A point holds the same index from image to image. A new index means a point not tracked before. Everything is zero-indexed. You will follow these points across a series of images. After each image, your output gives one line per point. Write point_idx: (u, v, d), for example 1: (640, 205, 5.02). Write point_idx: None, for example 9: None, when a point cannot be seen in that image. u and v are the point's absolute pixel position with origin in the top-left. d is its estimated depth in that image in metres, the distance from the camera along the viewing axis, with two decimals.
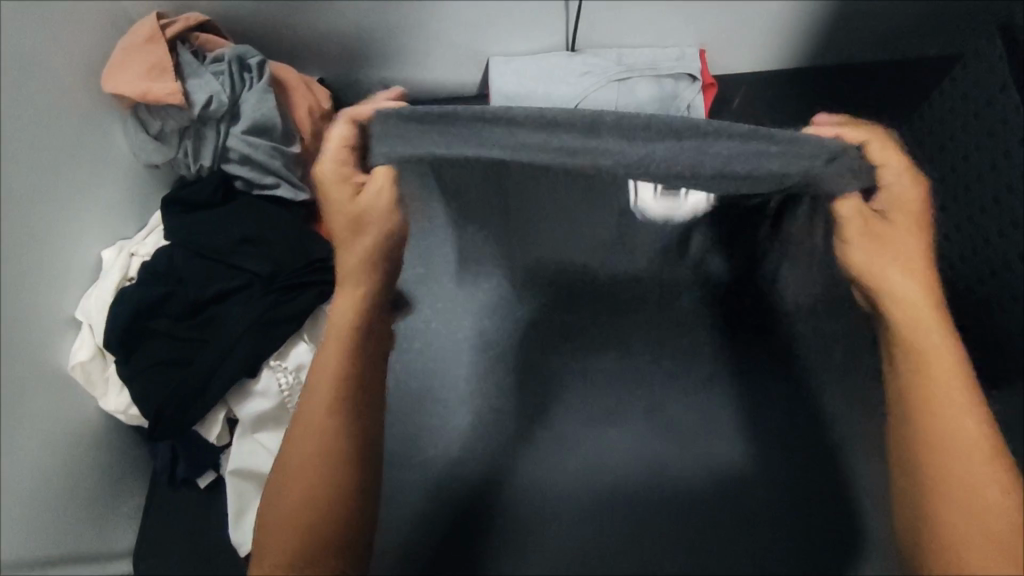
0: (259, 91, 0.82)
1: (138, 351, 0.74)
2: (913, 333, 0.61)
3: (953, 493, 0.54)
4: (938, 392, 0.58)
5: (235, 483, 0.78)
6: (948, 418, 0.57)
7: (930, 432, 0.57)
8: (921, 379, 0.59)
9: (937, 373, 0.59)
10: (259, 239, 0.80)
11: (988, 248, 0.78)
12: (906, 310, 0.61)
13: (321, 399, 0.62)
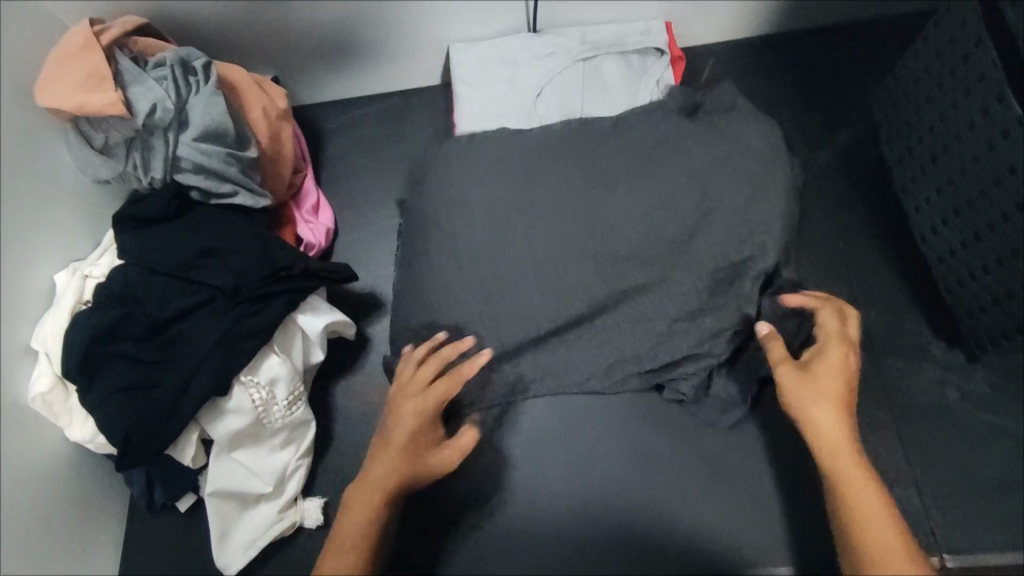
0: (207, 96, 0.78)
1: (100, 377, 0.70)
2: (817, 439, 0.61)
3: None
4: (865, 510, 0.57)
5: (216, 504, 0.75)
6: (881, 534, 0.56)
7: (867, 531, 0.57)
8: (847, 502, 0.58)
9: (860, 491, 0.58)
10: (219, 250, 0.76)
11: (968, 213, 0.73)
12: (827, 432, 0.60)
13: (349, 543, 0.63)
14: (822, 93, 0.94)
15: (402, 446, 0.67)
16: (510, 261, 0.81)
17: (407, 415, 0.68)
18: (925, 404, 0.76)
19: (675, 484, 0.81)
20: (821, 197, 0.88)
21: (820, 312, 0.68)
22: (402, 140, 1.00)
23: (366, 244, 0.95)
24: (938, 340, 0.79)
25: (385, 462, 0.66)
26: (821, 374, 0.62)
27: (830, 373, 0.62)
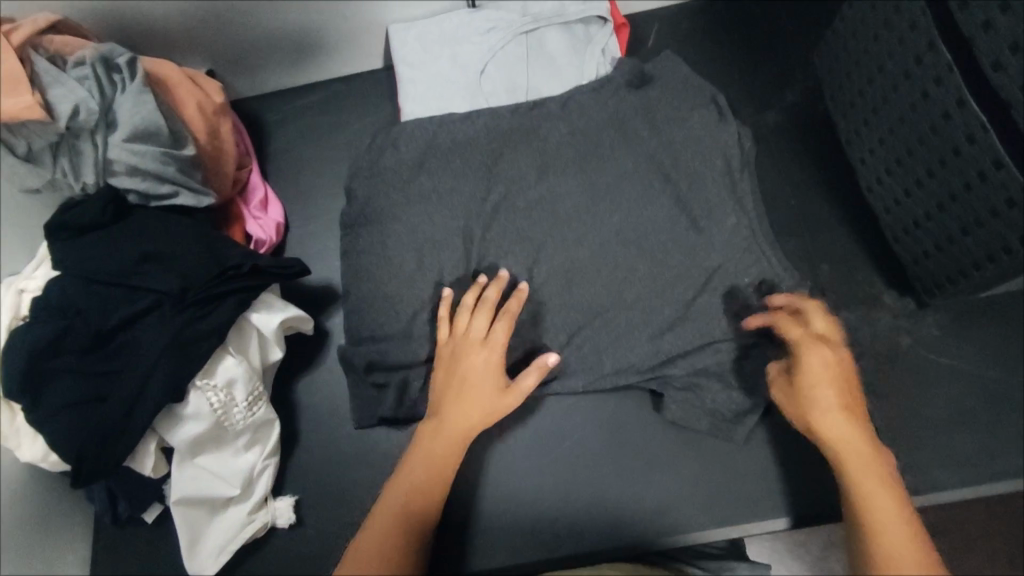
0: (134, 95, 0.75)
1: (46, 394, 0.68)
2: (813, 413, 0.62)
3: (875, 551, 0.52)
4: (865, 492, 0.55)
5: (183, 512, 0.74)
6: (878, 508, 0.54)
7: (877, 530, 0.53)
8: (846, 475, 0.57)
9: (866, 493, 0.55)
10: (162, 253, 0.73)
11: (911, 159, 0.74)
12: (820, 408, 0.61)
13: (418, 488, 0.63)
14: (766, 52, 0.94)
15: (473, 391, 0.69)
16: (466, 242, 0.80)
17: (475, 364, 0.70)
18: (879, 351, 0.78)
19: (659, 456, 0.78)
20: (770, 155, 0.88)
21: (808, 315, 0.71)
22: (348, 127, 0.97)
23: (319, 235, 0.92)
24: (889, 289, 0.81)
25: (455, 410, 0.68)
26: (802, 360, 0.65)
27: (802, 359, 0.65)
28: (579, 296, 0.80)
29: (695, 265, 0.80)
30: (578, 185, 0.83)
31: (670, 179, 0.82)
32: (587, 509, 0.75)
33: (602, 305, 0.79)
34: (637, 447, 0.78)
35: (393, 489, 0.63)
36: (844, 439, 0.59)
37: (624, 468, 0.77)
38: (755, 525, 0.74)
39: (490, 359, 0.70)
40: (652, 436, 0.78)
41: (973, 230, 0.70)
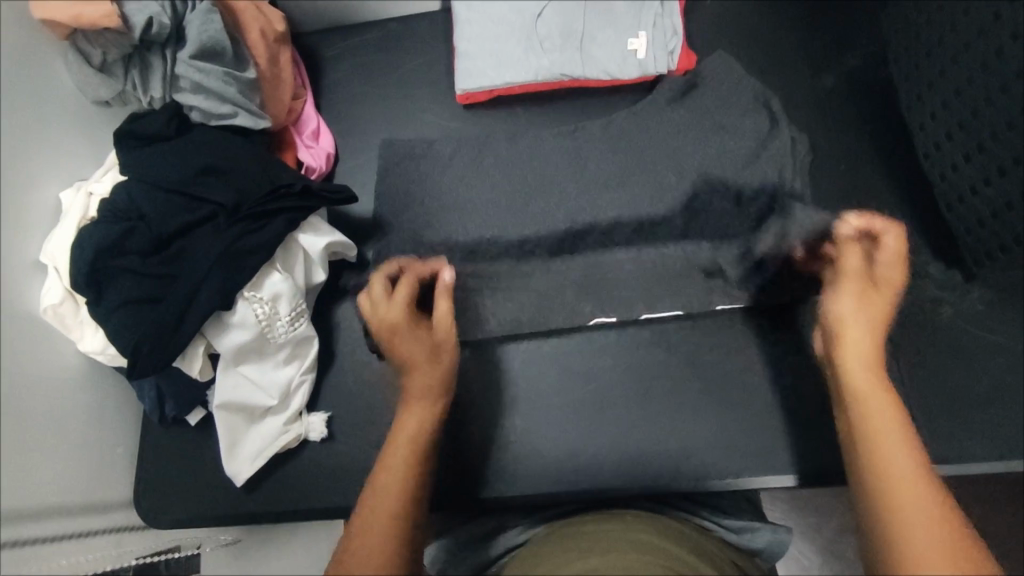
0: (204, 13, 0.78)
1: (107, 291, 0.72)
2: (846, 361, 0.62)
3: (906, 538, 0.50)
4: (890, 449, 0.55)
5: (224, 416, 0.78)
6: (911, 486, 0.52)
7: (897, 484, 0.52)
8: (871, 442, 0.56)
9: (888, 443, 0.55)
10: (221, 169, 0.77)
11: (973, 123, 0.72)
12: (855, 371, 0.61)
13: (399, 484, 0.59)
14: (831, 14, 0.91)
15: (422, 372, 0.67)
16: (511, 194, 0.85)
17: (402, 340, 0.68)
18: (921, 321, 0.76)
19: (687, 407, 0.77)
20: (827, 119, 0.86)
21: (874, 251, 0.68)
22: (402, 65, 0.98)
23: (366, 170, 0.94)
24: (935, 260, 0.78)
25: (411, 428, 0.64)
26: (862, 330, 0.63)
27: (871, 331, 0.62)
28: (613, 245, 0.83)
29: (732, 223, 0.82)
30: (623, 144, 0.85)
31: None
32: (609, 448, 0.77)
33: (633, 255, 0.83)
34: (664, 396, 0.78)
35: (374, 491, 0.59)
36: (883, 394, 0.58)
37: (649, 415, 0.78)
38: (774, 481, 0.74)
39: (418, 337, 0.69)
40: (680, 386, 0.78)
41: (1017, 206, 0.69)
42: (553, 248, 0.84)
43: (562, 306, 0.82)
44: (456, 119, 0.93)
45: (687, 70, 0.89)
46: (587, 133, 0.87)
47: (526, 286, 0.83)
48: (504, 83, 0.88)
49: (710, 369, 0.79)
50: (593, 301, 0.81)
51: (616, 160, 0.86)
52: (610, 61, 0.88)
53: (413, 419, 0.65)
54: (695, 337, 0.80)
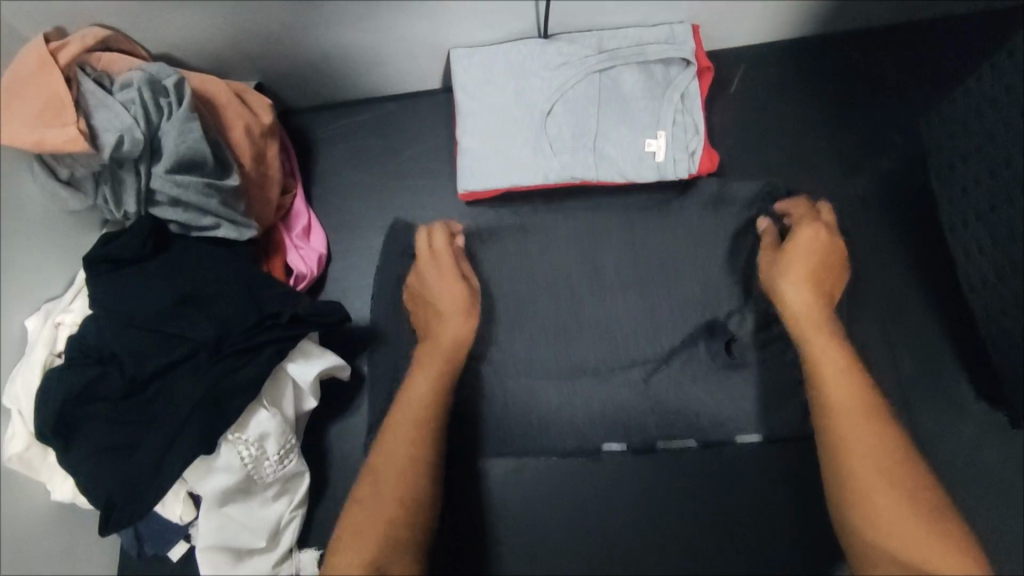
0: (181, 121, 0.71)
1: (77, 439, 0.66)
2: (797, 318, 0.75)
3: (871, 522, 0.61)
4: (847, 418, 0.67)
5: (209, 561, 0.72)
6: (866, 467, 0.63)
7: (851, 443, 0.65)
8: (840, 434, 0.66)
9: (846, 405, 0.67)
10: (199, 297, 0.70)
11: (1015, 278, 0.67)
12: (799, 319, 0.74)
13: (405, 445, 0.72)
14: (864, 108, 0.84)
15: (458, 324, 0.79)
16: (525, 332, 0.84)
17: (442, 297, 0.79)
18: (952, 465, 0.73)
19: None
20: (856, 231, 0.81)
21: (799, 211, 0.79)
22: (400, 155, 0.91)
23: (361, 270, 0.88)
24: (974, 397, 0.74)
25: (417, 391, 0.76)
26: (789, 293, 0.74)
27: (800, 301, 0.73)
28: (633, 360, 0.82)
29: (757, 329, 0.82)
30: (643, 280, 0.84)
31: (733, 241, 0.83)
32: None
33: (657, 371, 0.82)
34: (664, 528, 0.79)
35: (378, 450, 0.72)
36: (837, 352, 0.71)
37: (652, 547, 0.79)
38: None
39: (457, 300, 0.79)
40: (684, 516, 0.79)
41: None
42: (570, 359, 0.83)
43: (575, 416, 0.81)
44: (459, 217, 0.88)
45: (709, 171, 0.82)
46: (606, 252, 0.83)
47: (538, 394, 0.82)
48: (509, 186, 0.81)
49: (715, 501, 0.80)
50: (609, 419, 0.81)
51: (637, 267, 0.85)
52: (626, 162, 0.80)
53: (422, 379, 0.77)
54: (709, 452, 0.80)
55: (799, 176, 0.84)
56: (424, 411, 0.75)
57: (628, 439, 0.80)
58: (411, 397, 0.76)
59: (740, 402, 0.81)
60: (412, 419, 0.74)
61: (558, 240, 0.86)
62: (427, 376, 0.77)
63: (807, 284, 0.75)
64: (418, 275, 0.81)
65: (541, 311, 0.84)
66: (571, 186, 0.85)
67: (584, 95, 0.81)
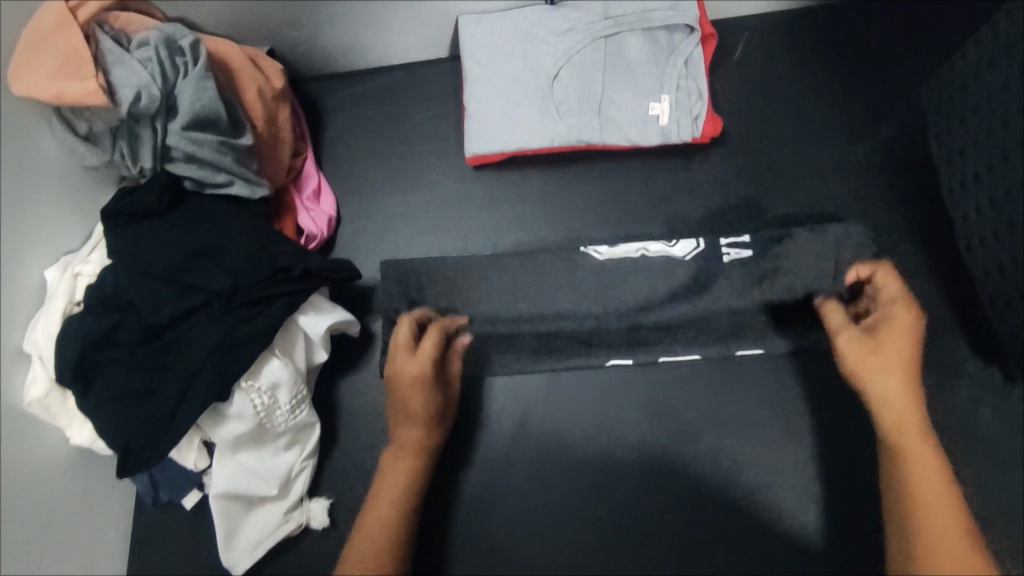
0: (196, 80, 0.72)
1: (96, 383, 0.68)
2: (880, 401, 0.67)
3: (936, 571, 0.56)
4: (924, 492, 0.61)
5: (222, 506, 0.74)
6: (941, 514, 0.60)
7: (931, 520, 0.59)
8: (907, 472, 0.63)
9: (926, 483, 0.62)
10: (213, 249, 0.72)
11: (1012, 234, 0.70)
12: (883, 397, 0.67)
13: (386, 518, 0.70)
14: (865, 75, 0.86)
15: (427, 403, 0.74)
16: (529, 282, 0.82)
17: (411, 390, 0.73)
18: (951, 422, 0.74)
19: None
20: (856, 196, 0.83)
21: (878, 276, 0.74)
22: (408, 120, 0.92)
23: (369, 232, 0.89)
24: (973, 356, 0.75)
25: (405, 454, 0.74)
26: (879, 376, 0.67)
27: (893, 376, 0.66)
28: (639, 271, 0.82)
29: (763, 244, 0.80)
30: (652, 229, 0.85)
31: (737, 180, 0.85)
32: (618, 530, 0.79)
33: (664, 289, 0.81)
34: (668, 484, 0.80)
35: (364, 528, 0.69)
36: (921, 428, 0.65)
37: (656, 504, 0.80)
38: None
39: (427, 412, 0.74)
40: (688, 472, 0.80)
41: None
42: (575, 277, 0.83)
43: (578, 328, 0.82)
44: (466, 182, 0.89)
45: (711, 135, 0.84)
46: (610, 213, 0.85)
47: (544, 315, 0.82)
48: (516, 149, 0.83)
49: (719, 458, 0.81)
50: (613, 335, 0.82)
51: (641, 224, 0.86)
52: (630, 126, 0.82)
53: (401, 466, 0.73)
54: (708, 382, 0.83)
55: (801, 142, 0.85)
56: (408, 514, 0.71)
57: (632, 354, 0.82)
58: (403, 457, 0.73)
59: (740, 316, 0.81)
60: (391, 509, 0.70)
61: (564, 205, 0.87)
62: (402, 471, 0.73)
63: (901, 374, 0.66)
64: (391, 369, 0.73)
65: (547, 244, 0.86)
66: (577, 151, 0.87)
67: (590, 61, 0.83)
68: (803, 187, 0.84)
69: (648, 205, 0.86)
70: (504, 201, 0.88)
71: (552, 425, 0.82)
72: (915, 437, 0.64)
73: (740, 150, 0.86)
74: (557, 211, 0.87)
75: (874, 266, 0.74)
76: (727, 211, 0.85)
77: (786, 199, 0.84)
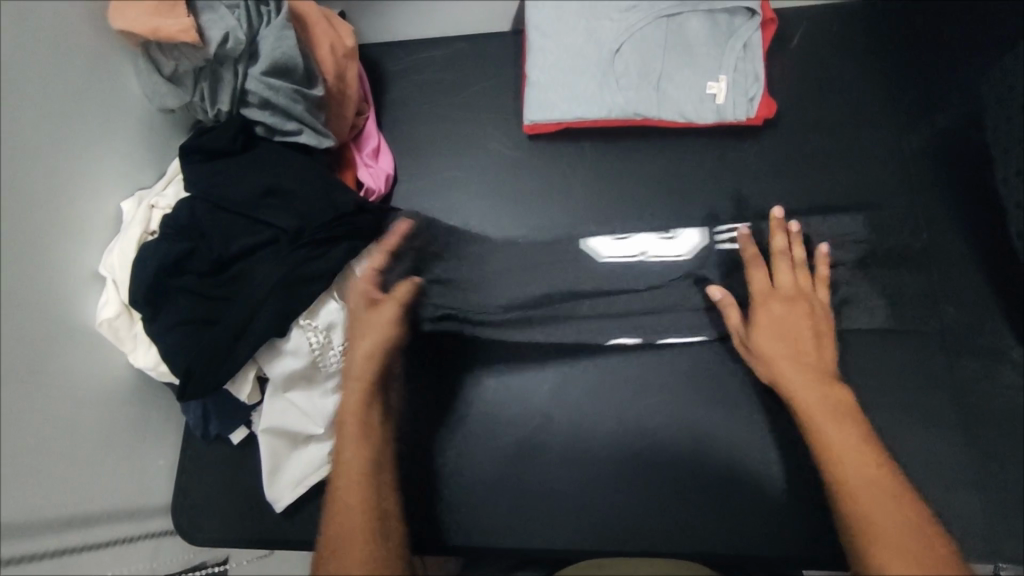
0: (278, 29, 0.76)
1: (165, 309, 0.71)
2: (782, 379, 0.71)
3: (859, 502, 0.59)
4: (846, 451, 0.63)
5: (268, 441, 0.77)
6: (856, 453, 0.63)
7: (854, 484, 0.61)
8: (827, 444, 0.64)
9: (845, 446, 0.63)
10: (283, 191, 0.75)
11: None
12: (789, 381, 0.70)
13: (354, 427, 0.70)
14: (920, 70, 0.88)
15: (370, 319, 0.75)
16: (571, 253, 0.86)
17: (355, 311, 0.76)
18: (994, 407, 0.75)
19: (740, 466, 0.76)
20: (908, 184, 0.84)
21: (750, 271, 0.80)
22: (468, 87, 0.95)
23: (424, 193, 0.91)
24: (1016, 344, 0.77)
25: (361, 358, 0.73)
26: (780, 365, 0.72)
27: (788, 361, 0.71)
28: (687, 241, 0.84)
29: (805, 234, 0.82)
30: (704, 205, 0.86)
31: (791, 163, 0.86)
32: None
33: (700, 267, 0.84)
34: (717, 461, 0.76)
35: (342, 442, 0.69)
36: (828, 396, 0.68)
37: (706, 482, 0.76)
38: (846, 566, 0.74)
39: (375, 325, 0.75)
40: (742, 452, 0.76)
41: None
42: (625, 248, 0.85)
43: (619, 295, 0.84)
44: (522, 149, 0.91)
45: (766, 117, 0.86)
46: (661, 188, 0.87)
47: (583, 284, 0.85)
48: (574, 119, 0.85)
49: (773, 441, 0.76)
50: (652, 306, 0.83)
51: (692, 201, 0.86)
52: (687, 104, 0.84)
53: (353, 396, 0.71)
54: None
55: (854, 130, 0.86)
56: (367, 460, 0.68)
57: (675, 325, 0.82)
58: (354, 361, 0.73)
59: None
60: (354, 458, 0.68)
61: (617, 176, 0.88)
62: (353, 403, 0.71)
63: (793, 357, 0.72)
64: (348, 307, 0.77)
65: (599, 213, 0.87)
66: (632, 126, 0.89)
67: (651, 38, 0.85)
68: (856, 173, 0.85)
69: (702, 181, 0.87)
70: (556, 169, 0.90)
71: (591, 390, 0.80)
72: (822, 404, 0.67)
73: (794, 134, 0.87)
74: (609, 182, 0.88)
75: (749, 257, 0.80)
76: (777, 193, 0.85)
77: (839, 183, 0.85)
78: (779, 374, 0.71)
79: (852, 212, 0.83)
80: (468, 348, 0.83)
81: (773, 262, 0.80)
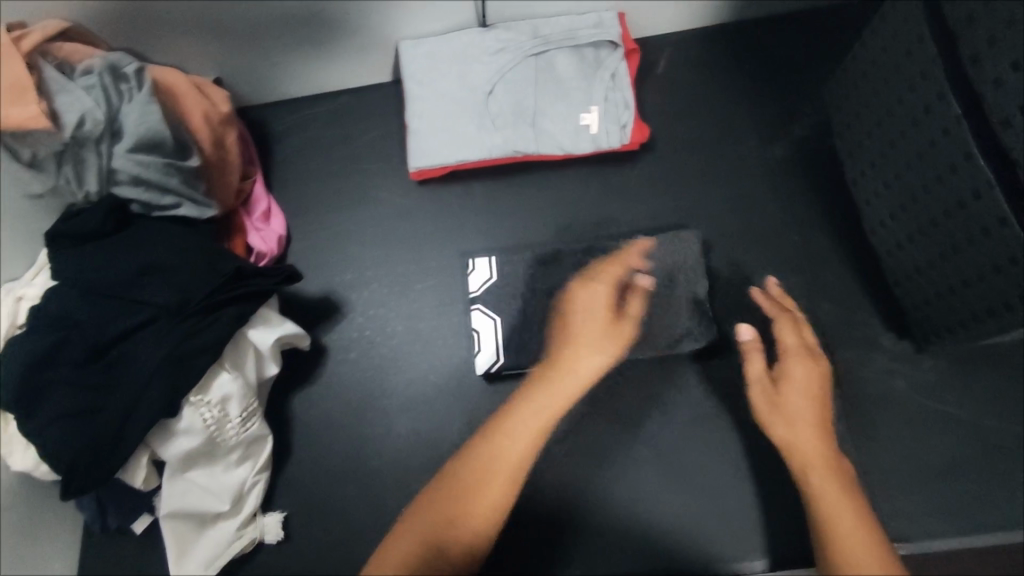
0: (140, 103, 0.74)
1: (39, 407, 0.67)
2: (786, 427, 0.67)
3: (837, 549, 0.52)
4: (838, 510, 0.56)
5: (172, 526, 0.74)
6: (842, 506, 0.56)
7: (846, 540, 0.53)
8: (822, 505, 0.57)
9: (837, 503, 0.57)
10: (161, 266, 0.73)
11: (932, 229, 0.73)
12: (795, 439, 0.65)
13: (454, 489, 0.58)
14: (777, 84, 0.94)
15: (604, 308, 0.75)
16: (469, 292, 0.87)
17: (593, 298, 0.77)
18: (872, 394, 0.80)
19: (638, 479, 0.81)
20: (776, 191, 0.89)
21: (778, 325, 0.79)
22: (354, 140, 0.96)
23: (319, 249, 0.91)
24: (887, 331, 0.82)
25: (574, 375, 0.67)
26: (791, 423, 0.67)
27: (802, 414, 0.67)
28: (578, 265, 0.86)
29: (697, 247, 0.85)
30: (593, 232, 0.89)
31: (669, 182, 0.90)
32: (582, 525, 0.80)
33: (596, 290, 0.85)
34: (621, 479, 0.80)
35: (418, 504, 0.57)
36: (825, 450, 0.64)
37: None
38: (755, 560, 0.79)
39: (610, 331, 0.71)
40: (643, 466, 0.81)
41: (974, 285, 0.70)
42: (520, 282, 0.86)
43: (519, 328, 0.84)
44: (412, 195, 0.92)
45: (640, 141, 0.89)
46: (549, 220, 0.90)
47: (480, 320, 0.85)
48: (456, 163, 0.88)
49: None
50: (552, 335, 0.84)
51: (580, 229, 0.89)
52: (563, 137, 0.87)
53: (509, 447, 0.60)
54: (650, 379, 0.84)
55: (723, 144, 0.91)
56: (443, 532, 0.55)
57: None
58: (542, 400, 0.63)
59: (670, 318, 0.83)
60: (429, 514, 0.56)
61: (506, 213, 0.91)
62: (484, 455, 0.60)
63: (804, 416, 0.67)
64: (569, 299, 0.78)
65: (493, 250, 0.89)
66: (516, 163, 0.91)
67: (522, 78, 0.88)
68: (728, 186, 0.90)
69: (587, 209, 0.90)
70: (447, 210, 0.91)
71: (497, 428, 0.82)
72: (817, 461, 0.62)
73: (668, 154, 0.91)
74: (501, 219, 0.90)
75: (773, 311, 0.81)
76: (658, 213, 0.89)
77: (714, 196, 0.89)
78: (787, 436, 0.66)
79: (726, 224, 0.88)
80: (370, 403, 0.85)
81: (785, 321, 0.79)
